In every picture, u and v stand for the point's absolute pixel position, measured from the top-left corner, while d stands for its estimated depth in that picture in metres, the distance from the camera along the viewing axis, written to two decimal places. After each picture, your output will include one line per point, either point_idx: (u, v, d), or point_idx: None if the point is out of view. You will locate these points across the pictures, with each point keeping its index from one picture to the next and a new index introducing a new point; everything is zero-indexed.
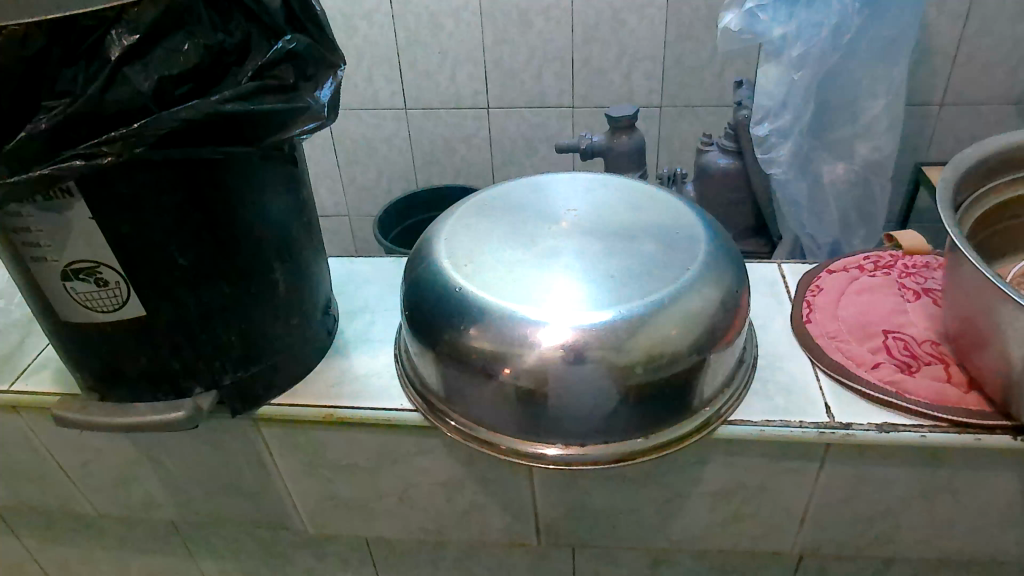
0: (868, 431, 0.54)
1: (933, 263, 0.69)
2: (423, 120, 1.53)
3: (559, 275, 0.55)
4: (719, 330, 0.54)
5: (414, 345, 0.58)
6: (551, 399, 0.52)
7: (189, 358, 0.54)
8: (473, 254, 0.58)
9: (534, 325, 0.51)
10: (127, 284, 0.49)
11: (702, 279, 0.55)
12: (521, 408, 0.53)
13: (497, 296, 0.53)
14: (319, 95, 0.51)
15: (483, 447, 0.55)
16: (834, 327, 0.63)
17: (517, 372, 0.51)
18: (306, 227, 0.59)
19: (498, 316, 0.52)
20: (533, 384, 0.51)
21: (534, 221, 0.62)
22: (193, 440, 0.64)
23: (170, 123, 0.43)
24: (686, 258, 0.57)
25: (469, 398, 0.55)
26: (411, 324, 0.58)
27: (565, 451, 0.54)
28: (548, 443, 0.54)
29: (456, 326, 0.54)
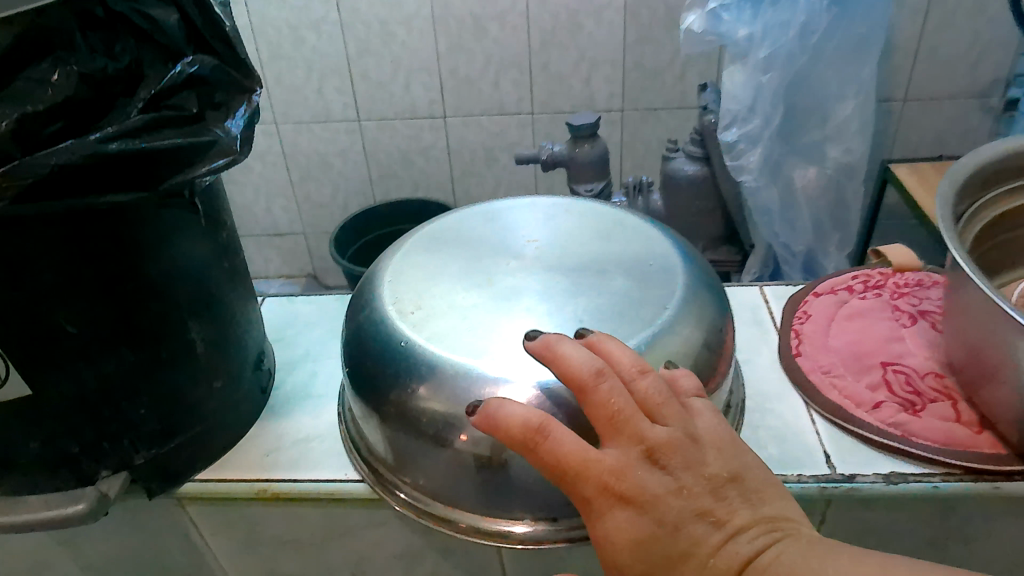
0: (876, 483, 0.48)
1: (926, 280, 0.63)
2: (378, 132, 1.45)
3: (518, 318, 0.48)
4: (702, 373, 0.48)
5: (358, 406, 0.51)
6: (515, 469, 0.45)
7: (91, 439, 0.46)
8: (421, 296, 0.51)
9: (492, 383, 0.44)
10: (3, 361, 0.41)
11: (681, 316, 0.49)
12: (482, 479, 0.46)
13: (449, 349, 0.46)
14: (229, 125, 0.43)
15: (440, 525, 0.48)
16: (827, 360, 0.57)
17: (474, 438, 0.44)
18: (228, 273, 0.52)
19: (449, 373, 0.45)
20: (493, 451, 0.44)
21: (490, 256, 0.55)
22: (111, 522, 0.55)
23: (36, 170, 0.34)
24: (663, 293, 0.50)
25: (420, 467, 0.48)
26: (353, 380, 0.51)
27: (534, 527, 0.46)
28: (515, 518, 0.47)
29: (403, 386, 0.47)
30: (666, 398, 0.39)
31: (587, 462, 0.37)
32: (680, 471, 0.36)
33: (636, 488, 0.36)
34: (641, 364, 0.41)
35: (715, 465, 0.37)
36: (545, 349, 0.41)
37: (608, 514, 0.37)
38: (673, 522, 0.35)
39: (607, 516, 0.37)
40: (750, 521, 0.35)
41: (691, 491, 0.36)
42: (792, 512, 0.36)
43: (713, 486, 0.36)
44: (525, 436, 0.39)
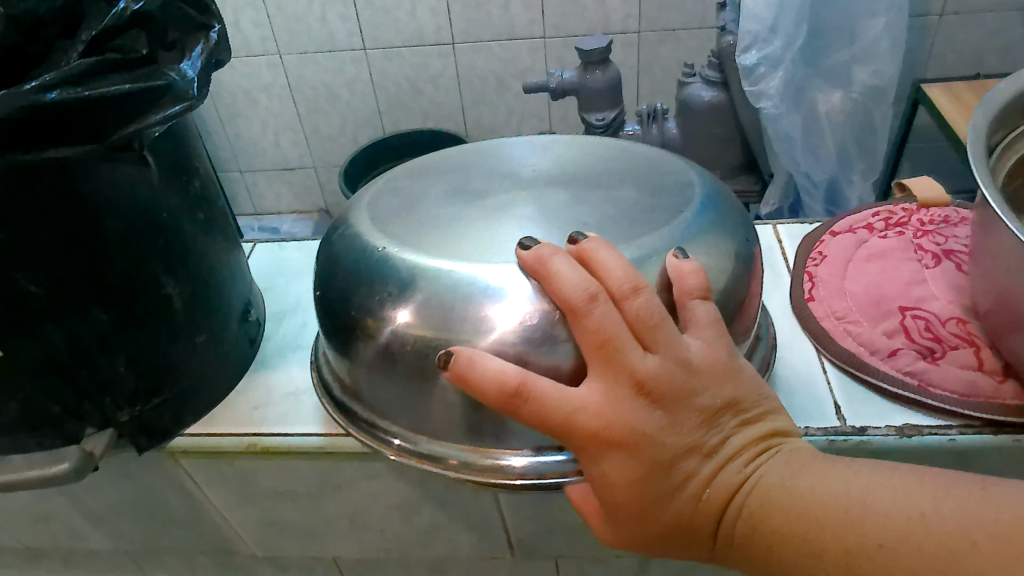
0: (888, 437, 0.45)
1: (953, 217, 0.59)
2: (384, 61, 1.40)
3: (521, 226, 0.44)
4: (730, 290, 0.44)
5: (339, 339, 0.46)
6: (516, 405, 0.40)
7: (71, 399, 0.45)
8: (411, 217, 0.47)
9: (492, 292, 0.40)
10: None
11: (701, 223, 0.45)
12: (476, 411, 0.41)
13: (445, 259, 0.42)
14: (182, 67, 0.39)
15: (430, 464, 0.43)
16: (842, 305, 0.54)
17: None
18: (204, 224, 0.49)
19: (446, 285, 0.41)
20: None
21: (484, 179, 0.50)
22: (107, 474, 0.55)
23: None
24: (679, 203, 0.46)
25: (400, 403, 0.43)
26: (328, 316, 0.47)
27: (537, 461, 0.41)
28: (514, 451, 0.42)
29: (396, 302, 0.42)
30: (659, 320, 0.36)
31: (573, 413, 0.35)
32: (675, 408, 0.35)
33: (630, 430, 0.34)
34: (636, 280, 0.37)
35: (706, 395, 0.36)
36: (536, 266, 0.39)
37: (596, 459, 0.35)
38: (668, 462, 0.35)
39: (601, 460, 0.35)
40: (740, 447, 0.36)
41: (687, 430, 0.35)
42: (781, 425, 0.38)
43: (707, 419, 0.36)
44: (501, 392, 0.36)
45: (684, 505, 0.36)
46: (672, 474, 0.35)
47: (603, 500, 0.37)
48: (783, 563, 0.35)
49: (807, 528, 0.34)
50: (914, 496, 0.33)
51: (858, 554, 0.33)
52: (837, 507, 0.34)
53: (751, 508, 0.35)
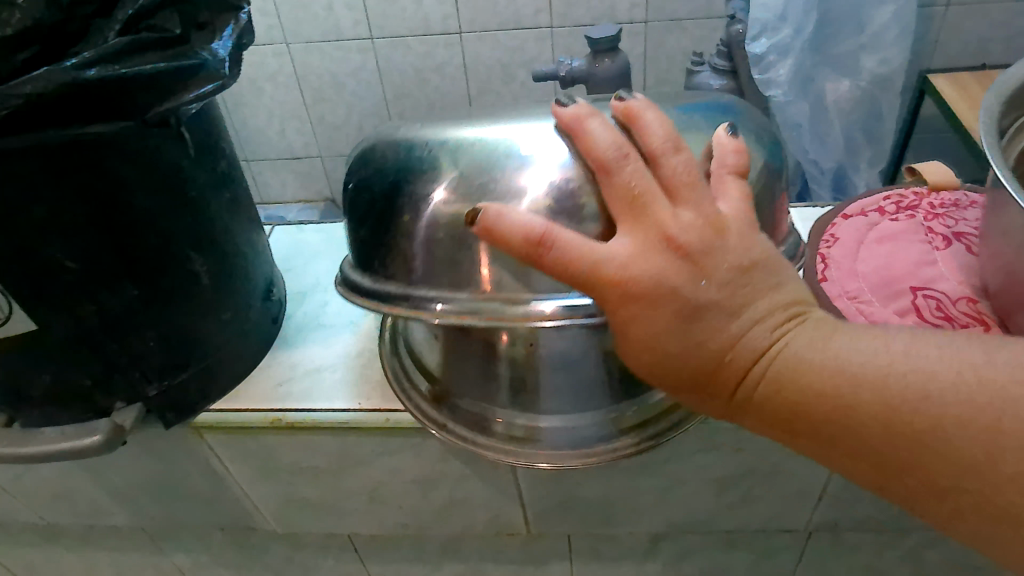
0: None
1: (963, 200, 0.60)
2: (391, 50, 1.40)
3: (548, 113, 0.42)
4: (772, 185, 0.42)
5: (353, 227, 0.43)
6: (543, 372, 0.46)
7: (101, 372, 0.46)
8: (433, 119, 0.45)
9: (526, 152, 0.38)
10: (4, 298, 0.40)
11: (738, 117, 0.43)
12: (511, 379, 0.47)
13: (475, 131, 0.40)
14: (214, 46, 0.40)
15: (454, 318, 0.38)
16: (855, 286, 0.54)
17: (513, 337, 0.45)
18: (230, 202, 0.50)
19: (479, 148, 0.39)
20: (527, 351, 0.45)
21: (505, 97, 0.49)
22: (131, 450, 0.56)
23: (10, 100, 0.32)
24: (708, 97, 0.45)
25: (421, 268, 0.40)
26: (349, 206, 0.44)
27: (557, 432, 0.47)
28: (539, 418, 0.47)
29: (422, 170, 0.39)
30: (695, 179, 0.34)
31: (596, 262, 0.32)
32: (705, 257, 0.31)
33: (650, 277, 0.31)
34: (678, 142, 0.35)
35: (737, 252, 0.32)
36: (571, 123, 0.37)
37: (620, 311, 0.33)
38: (692, 311, 0.31)
39: (622, 309, 0.32)
40: (775, 308, 0.32)
41: (715, 287, 0.31)
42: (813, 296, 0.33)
43: (740, 272, 0.32)
44: (524, 242, 0.33)
45: (707, 361, 0.32)
46: (698, 331, 0.31)
47: (627, 354, 0.34)
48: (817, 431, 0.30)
49: (840, 385, 0.29)
50: (976, 355, 0.28)
51: (896, 405, 0.28)
52: (877, 364, 0.29)
53: (781, 370, 0.31)
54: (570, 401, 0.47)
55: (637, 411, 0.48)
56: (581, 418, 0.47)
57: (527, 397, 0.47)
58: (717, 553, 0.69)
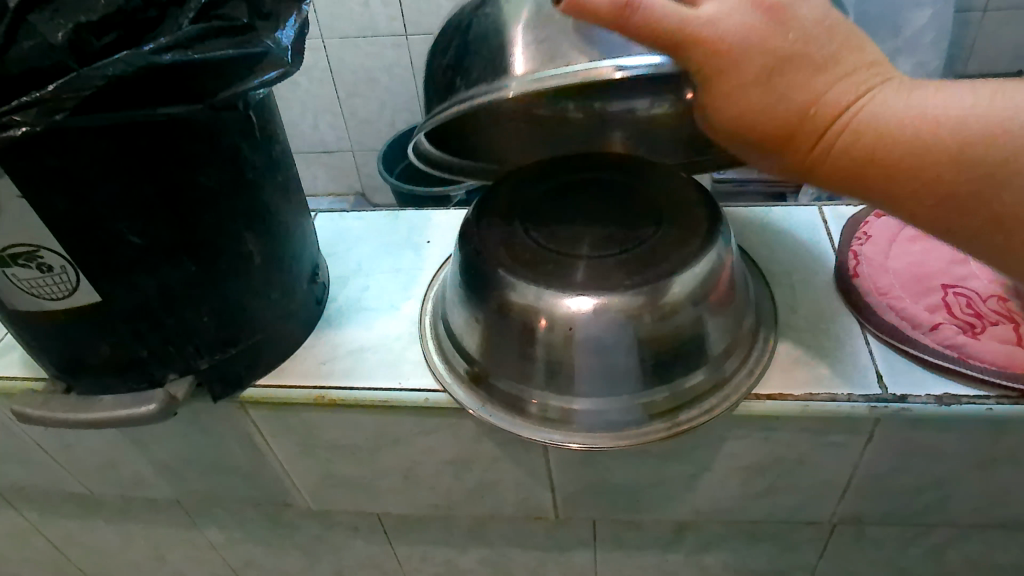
0: (927, 404, 0.48)
1: None
2: (425, 46, 1.43)
3: None
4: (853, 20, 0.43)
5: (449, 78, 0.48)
6: (578, 362, 0.47)
7: (158, 344, 0.48)
8: None
9: None
10: (74, 268, 0.43)
11: None
12: (547, 367, 0.48)
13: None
14: (279, 36, 0.42)
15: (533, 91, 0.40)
16: (886, 281, 0.55)
17: (552, 323, 0.47)
18: (282, 187, 0.52)
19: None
20: (565, 341, 0.47)
21: None
22: (178, 423, 0.58)
23: (93, 81, 0.35)
24: None
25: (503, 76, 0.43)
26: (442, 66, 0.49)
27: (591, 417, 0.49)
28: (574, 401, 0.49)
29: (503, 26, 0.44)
30: None
31: (692, 19, 0.35)
32: (785, 19, 0.35)
33: (741, 35, 0.35)
34: None
35: (812, 13, 0.36)
36: None
37: (711, 67, 0.35)
38: (782, 58, 0.35)
39: (717, 65, 0.35)
40: (851, 70, 0.36)
41: (797, 39, 0.35)
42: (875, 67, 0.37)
43: (817, 30, 0.36)
44: (609, 7, 0.34)
45: (794, 111, 0.35)
46: (785, 81, 0.35)
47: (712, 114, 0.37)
48: (891, 172, 0.35)
49: (918, 130, 0.34)
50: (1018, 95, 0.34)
51: (967, 137, 0.34)
52: (943, 112, 0.34)
53: (860, 119, 0.35)
54: (605, 384, 0.48)
55: (670, 397, 0.49)
56: (615, 401, 0.49)
57: (563, 378, 0.48)
58: (739, 544, 0.70)
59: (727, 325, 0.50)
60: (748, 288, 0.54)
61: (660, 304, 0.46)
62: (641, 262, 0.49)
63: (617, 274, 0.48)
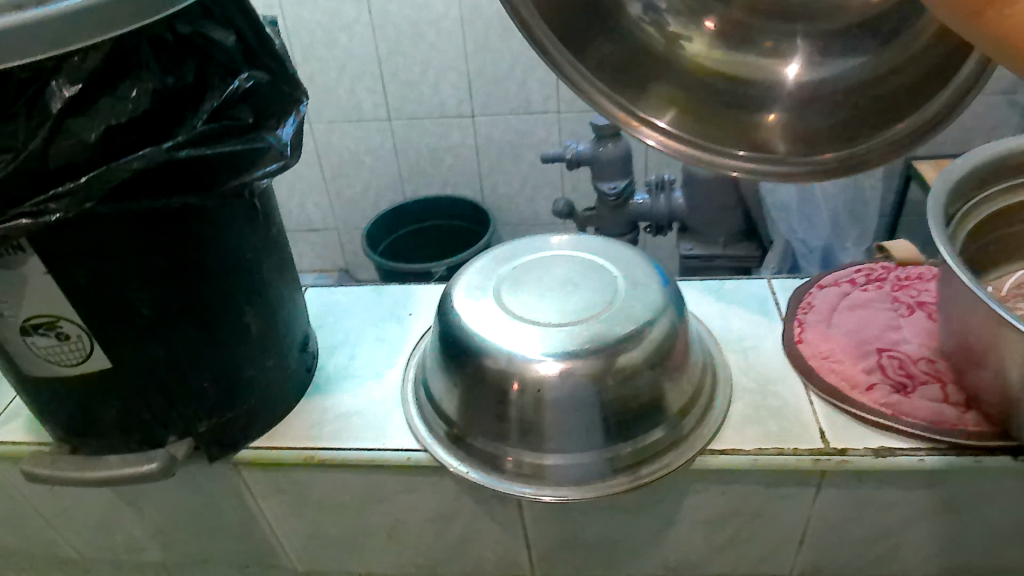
0: (865, 456, 0.52)
1: (927, 274, 0.66)
2: (408, 131, 1.53)
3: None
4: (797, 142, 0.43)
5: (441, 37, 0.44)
6: (545, 422, 0.52)
7: (161, 407, 0.53)
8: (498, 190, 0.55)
9: None
10: (89, 337, 0.47)
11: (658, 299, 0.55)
12: (520, 426, 0.53)
13: None
14: (279, 133, 0.48)
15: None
16: (827, 347, 0.60)
17: (524, 386, 0.51)
18: (278, 264, 0.57)
19: None
20: (536, 402, 0.52)
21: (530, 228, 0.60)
22: (173, 484, 0.62)
23: (120, 175, 0.41)
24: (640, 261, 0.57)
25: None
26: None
27: (560, 471, 0.53)
28: (545, 455, 0.53)
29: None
30: None
31: None
32: None
33: None
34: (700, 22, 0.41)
35: None
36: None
37: None
38: None
39: None
40: None
41: None
42: None
43: None
44: None
45: None
46: None
47: None
48: None
49: None
50: None
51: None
52: None
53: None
54: (573, 441, 0.53)
55: (632, 452, 0.54)
56: (584, 456, 0.53)
57: (534, 436, 0.53)
58: None
59: (683, 386, 0.56)
60: (701, 352, 0.60)
61: (619, 368, 0.52)
62: (606, 326, 0.53)
63: (582, 338, 0.52)
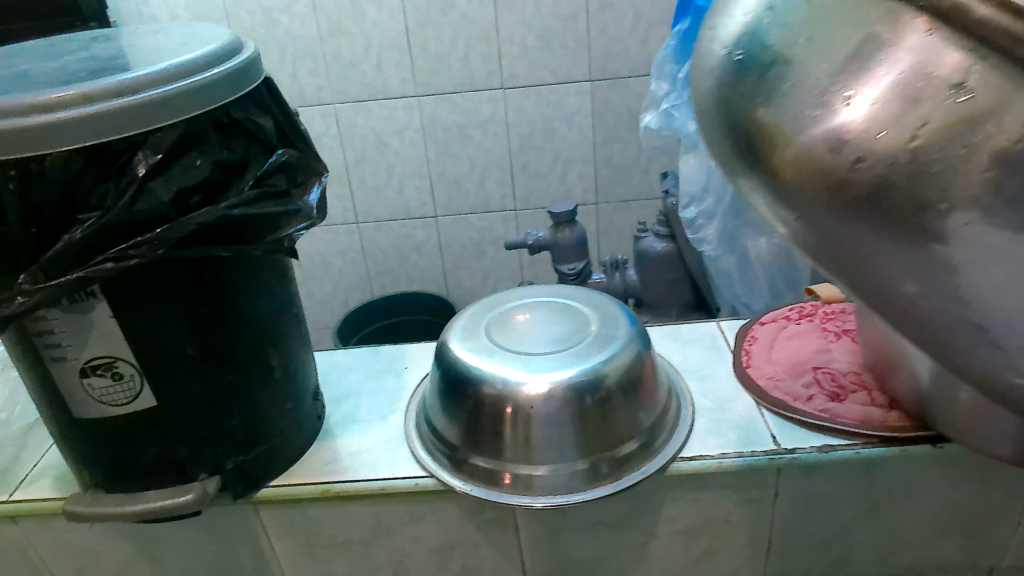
0: (812, 452, 0.62)
1: (848, 308, 0.78)
2: (375, 232, 1.64)
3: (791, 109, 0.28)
4: None
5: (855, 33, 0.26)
6: (537, 437, 0.60)
7: (196, 445, 0.59)
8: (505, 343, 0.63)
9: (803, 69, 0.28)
10: (141, 376, 0.54)
11: (624, 346, 0.63)
12: (516, 441, 0.61)
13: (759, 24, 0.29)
14: (307, 198, 0.58)
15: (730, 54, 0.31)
16: (771, 369, 0.71)
17: (519, 406, 0.60)
18: (296, 317, 0.65)
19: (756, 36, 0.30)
20: (531, 420, 0.60)
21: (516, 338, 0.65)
22: (193, 531, 0.67)
23: (186, 228, 0.50)
24: (610, 332, 0.65)
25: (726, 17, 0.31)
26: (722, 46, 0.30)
27: (553, 480, 0.61)
28: (537, 467, 0.61)
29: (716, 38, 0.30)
30: None
31: None
32: None
33: None
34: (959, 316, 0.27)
35: None
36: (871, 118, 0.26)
37: None
38: None
39: None
40: None
41: None
42: None
43: None
44: None
45: None
46: None
47: None
48: None
49: None
50: None
51: None
52: None
53: None
54: (558, 452, 0.60)
55: (614, 460, 0.61)
56: (569, 465, 0.61)
57: (529, 451, 0.61)
58: None
59: (654, 406, 0.64)
60: (666, 380, 0.69)
61: (599, 386, 0.60)
62: (582, 354, 0.62)
63: (563, 363, 0.61)
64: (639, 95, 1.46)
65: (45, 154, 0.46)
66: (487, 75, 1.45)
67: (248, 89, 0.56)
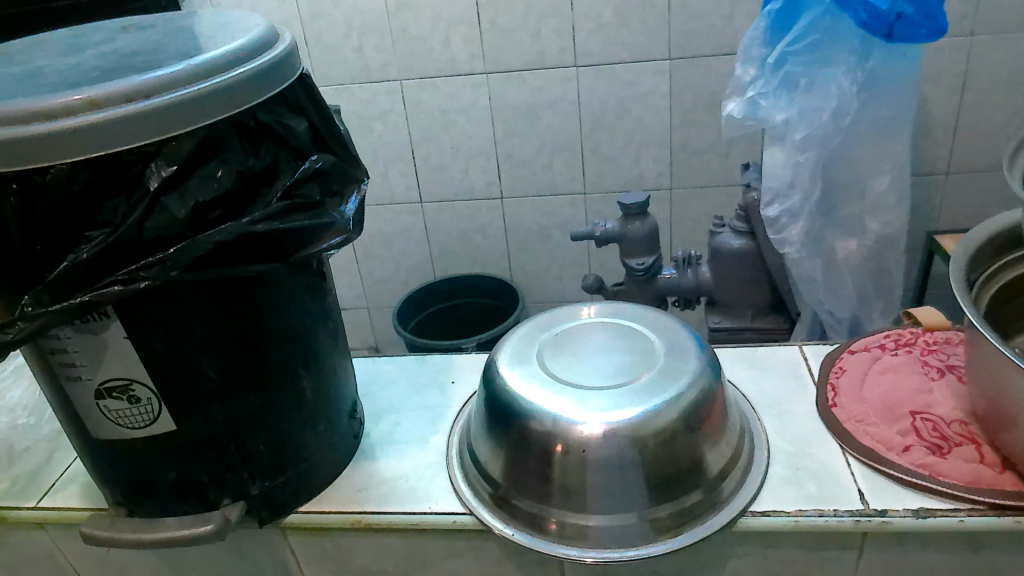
0: (906, 517, 0.53)
1: (954, 339, 0.68)
2: (438, 213, 1.59)
3: None
4: None
5: None
6: (588, 482, 0.54)
7: (218, 471, 0.55)
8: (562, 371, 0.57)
9: None
10: (159, 401, 0.50)
11: (693, 382, 0.56)
12: (563, 486, 0.54)
13: None
14: (343, 209, 0.52)
15: None
16: (861, 410, 0.62)
17: (569, 448, 0.53)
18: (332, 332, 0.60)
19: None
20: (581, 464, 0.53)
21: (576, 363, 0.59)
22: (221, 551, 0.63)
23: (203, 247, 0.45)
24: (679, 365, 0.57)
25: None
26: None
27: (603, 530, 0.54)
28: (587, 515, 0.54)
29: None
30: None
31: None
32: None
33: None
34: None
35: None
36: None
37: None
38: None
39: None
40: None
41: None
42: None
43: None
44: None
45: None
46: None
47: None
48: None
49: None
50: None
51: None
52: None
53: None
54: (611, 500, 0.54)
55: (673, 513, 0.54)
56: (622, 515, 0.54)
57: (577, 498, 0.54)
58: None
59: (722, 449, 0.57)
60: (738, 418, 0.61)
61: (660, 430, 0.53)
62: (645, 391, 0.55)
63: (623, 401, 0.54)
64: (722, 74, 1.34)
65: (48, 166, 0.41)
66: (559, 52, 1.36)
67: (279, 88, 0.50)
